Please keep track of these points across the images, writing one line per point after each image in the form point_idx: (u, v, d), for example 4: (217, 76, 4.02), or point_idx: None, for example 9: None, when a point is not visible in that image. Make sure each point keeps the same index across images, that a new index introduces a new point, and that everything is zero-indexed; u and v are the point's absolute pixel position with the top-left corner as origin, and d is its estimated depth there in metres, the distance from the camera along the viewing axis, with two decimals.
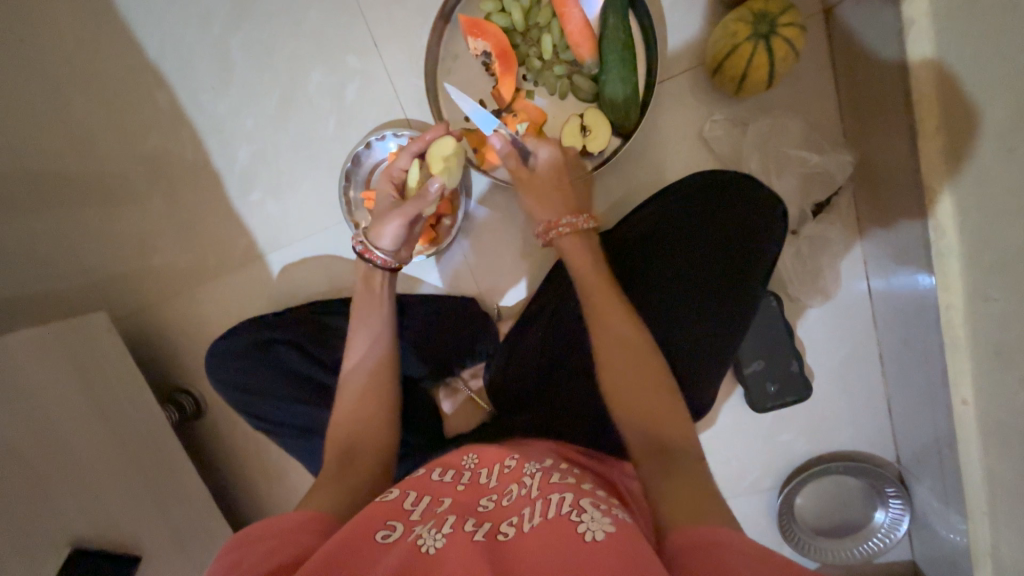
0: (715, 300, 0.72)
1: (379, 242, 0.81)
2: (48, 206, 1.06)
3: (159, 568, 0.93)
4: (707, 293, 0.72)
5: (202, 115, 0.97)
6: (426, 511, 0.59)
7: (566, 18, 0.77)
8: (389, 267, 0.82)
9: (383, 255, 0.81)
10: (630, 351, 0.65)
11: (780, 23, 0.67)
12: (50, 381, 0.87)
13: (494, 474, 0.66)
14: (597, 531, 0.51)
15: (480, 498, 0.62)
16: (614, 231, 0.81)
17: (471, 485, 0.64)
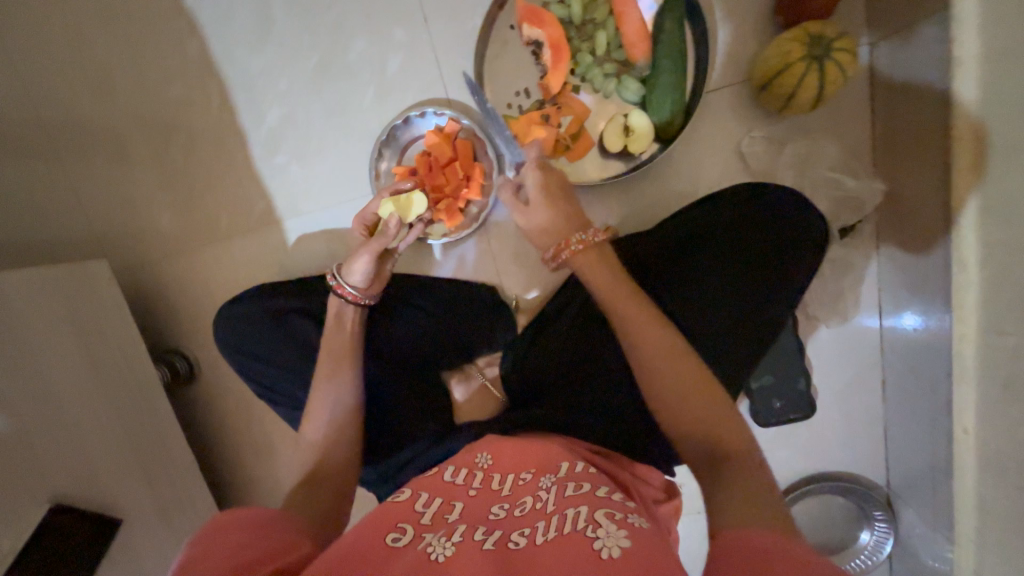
0: (749, 305, 0.70)
1: (350, 277, 0.79)
2: (56, 147, 1.01)
3: (137, 534, 0.89)
4: (743, 298, 0.70)
5: (233, 70, 0.94)
6: (436, 515, 0.59)
7: (624, 17, 0.77)
8: (359, 301, 0.79)
9: (353, 290, 0.78)
10: (655, 362, 0.61)
11: (835, 47, 0.68)
12: (43, 327, 0.82)
13: (507, 480, 0.64)
14: (613, 548, 0.50)
15: (492, 504, 0.61)
16: (653, 234, 0.80)
17: (482, 489, 0.63)
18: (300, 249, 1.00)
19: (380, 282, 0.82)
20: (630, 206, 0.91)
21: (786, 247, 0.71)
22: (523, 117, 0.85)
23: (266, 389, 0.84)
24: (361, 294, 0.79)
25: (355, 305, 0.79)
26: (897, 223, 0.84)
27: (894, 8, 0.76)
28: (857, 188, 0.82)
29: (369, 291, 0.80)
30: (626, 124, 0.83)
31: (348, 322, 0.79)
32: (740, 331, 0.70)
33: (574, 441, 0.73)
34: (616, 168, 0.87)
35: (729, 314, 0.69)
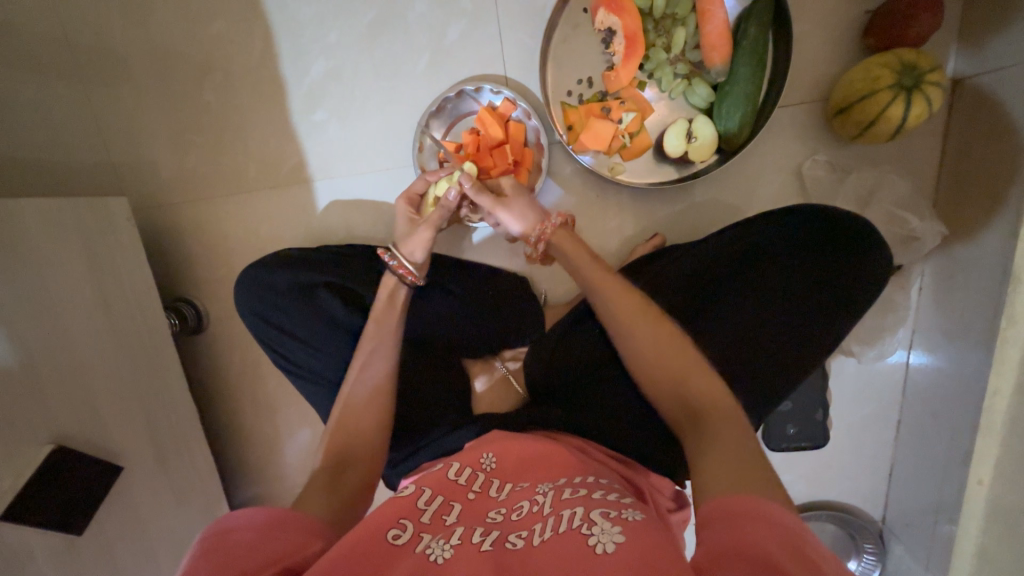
0: (799, 325, 0.67)
1: (409, 255, 0.78)
2: (82, 68, 0.95)
3: (137, 481, 0.87)
4: (789, 309, 0.67)
5: (281, 14, 0.88)
6: (436, 516, 0.59)
7: (708, 17, 0.73)
8: (418, 281, 0.77)
9: (412, 268, 0.77)
10: (683, 372, 0.59)
11: (926, 79, 0.66)
12: (59, 261, 0.79)
13: (505, 488, 0.64)
14: (607, 543, 0.49)
15: (488, 511, 0.60)
16: (685, 258, 0.78)
17: (481, 494, 0.63)
18: (329, 212, 0.96)
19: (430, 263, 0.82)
20: (678, 214, 0.89)
21: (821, 255, 0.69)
22: (583, 108, 0.81)
23: (287, 360, 0.83)
24: (420, 274, 0.78)
25: (413, 285, 0.78)
26: (947, 267, 0.82)
27: (990, 45, 0.72)
28: (920, 228, 0.79)
29: (424, 270, 0.79)
30: (690, 129, 0.79)
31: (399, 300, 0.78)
32: (782, 353, 0.66)
33: (590, 442, 0.73)
34: (669, 172, 0.85)
35: (777, 330, 0.67)
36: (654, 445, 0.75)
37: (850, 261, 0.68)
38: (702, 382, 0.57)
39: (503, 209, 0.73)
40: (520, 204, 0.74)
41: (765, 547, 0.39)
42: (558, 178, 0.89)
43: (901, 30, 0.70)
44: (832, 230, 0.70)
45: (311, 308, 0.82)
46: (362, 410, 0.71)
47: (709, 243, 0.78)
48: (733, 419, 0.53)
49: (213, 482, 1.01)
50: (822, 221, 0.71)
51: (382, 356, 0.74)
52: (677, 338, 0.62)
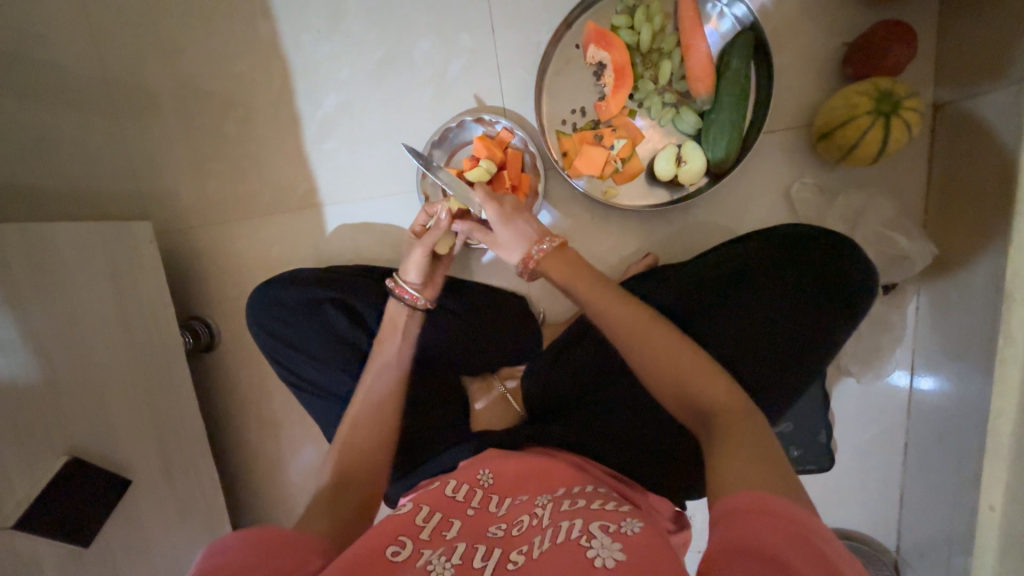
0: (782, 349, 0.67)
1: (407, 279, 0.85)
2: (118, 106, 1.04)
3: (143, 495, 0.89)
4: (774, 326, 0.68)
5: (299, 55, 0.96)
6: (435, 532, 0.60)
7: (691, 50, 0.78)
8: (417, 303, 0.84)
9: (412, 291, 0.84)
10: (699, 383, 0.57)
11: (903, 105, 0.69)
12: (85, 280, 0.84)
13: (504, 503, 0.65)
14: (607, 557, 0.50)
15: (489, 525, 0.61)
16: (675, 275, 0.78)
17: (479, 510, 0.64)
18: (338, 235, 1.01)
19: (435, 286, 0.88)
20: (672, 235, 0.91)
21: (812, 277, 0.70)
22: (576, 135, 0.86)
23: (293, 374, 0.86)
24: (419, 295, 0.85)
25: (413, 306, 0.85)
26: (943, 286, 0.83)
27: (964, 72, 0.75)
28: (910, 248, 0.80)
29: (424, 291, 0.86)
30: (679, 154, 0.83)
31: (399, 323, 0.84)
32: (763, 376, 0.67)
33: (588, 459, 0.74)
34: (662, 195, 0.88)
35: (761, 351, 0.68)
36: (649, 462, 0.76)
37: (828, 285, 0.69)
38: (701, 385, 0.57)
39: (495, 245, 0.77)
40: (511, 236, 0.75)
41: (775, 545, 0.41)
42: (554, 202, 0.93)
43: (878, 60, 0.74)
44: (811, 253, 0.71)
45: (318, 326, 0.85)
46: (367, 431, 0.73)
47: (697, 265, 0.78)
48: (736, 412, 0.54)
49: (217, 499, 1.03)
50: (803, 248, 0.72)
51: (384, 374, 0.80)
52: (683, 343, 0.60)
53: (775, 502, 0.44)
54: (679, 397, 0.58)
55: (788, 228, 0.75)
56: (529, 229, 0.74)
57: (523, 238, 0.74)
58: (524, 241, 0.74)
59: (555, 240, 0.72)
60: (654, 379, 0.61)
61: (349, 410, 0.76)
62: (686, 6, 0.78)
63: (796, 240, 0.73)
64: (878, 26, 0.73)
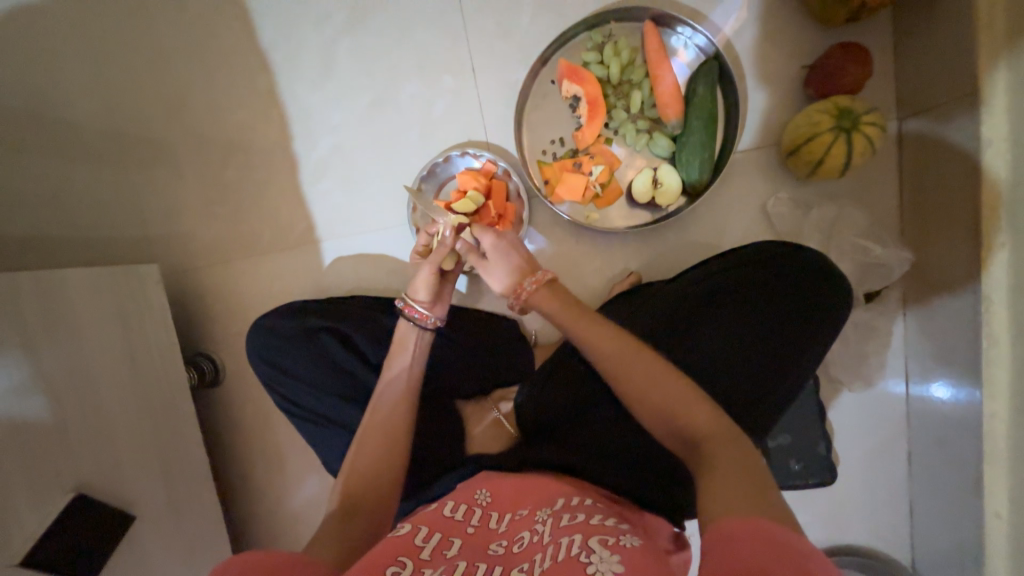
0: (756, 367, 0.69)
1: (416, 297, 0.81)
2: (128, 158, 1.11)
3: (147, 533, 0.90)
4: (748, 342, 0.70)
5: (295, 103, 1.03)
6: (436, 551, 0.60)
7: (659, 80, 0.83)
8: (429, 319, 0.81)
9: (421, 308, 0.81)
10: (683, 406, 0.59)
11: (862, 120, 0.72)
12: (95, 322, 0.88)
13: (505, 519, 0.66)
14: (606, 571, 0.51)
15: (490, 543, 0.62)
16: (661, 291, 0.80)
17: (480, 527, 0.64)
18: (334, 269, 1.05)
19: (444, 302, 0.84)
20: (655, 254, 0.94)
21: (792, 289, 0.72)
22: (556, 163, 0.90)
23: (293, 404, 0.88)
24: (430, 313, 0.82)
25: (424, 325, 0.81)
26: (925, 292, 0.84)
27: (922, 87, 0.79)
28: (884, 255, 0.83)
29: (436, 307, 0.82)
30: (655, 177, 0.86)
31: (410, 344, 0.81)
32: (738, 393, 0.69)
33: (581, 484, 0.73)
34: (642, 216, 0.91)
35: (735, 370, 0.69)
36: (642, 482, 0.76)
37: (808, 296, 0.71)
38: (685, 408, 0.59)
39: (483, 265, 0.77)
40: (501, 264, 0.75)
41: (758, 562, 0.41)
42: (539, 227, 0.97)
43: (835, 79, 0.77)
44: (790, 266, 0.74)
45: (315, 356, 0.87)
46: (373, 458, 0.73)
47: (676, 284, 0.81)
48: (722, 435, 0.56)
49: (221, 535, 1.03)
50: (775, 261, 0.75)
51: (387, 404, 0.78)
52: (658, 365, 0.64)
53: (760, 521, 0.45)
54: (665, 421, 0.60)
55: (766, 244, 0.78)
56: (518, 263, 0.75)
57: (512, 270, 0.75)
58: (515, 273, 0.74)
59: (543, 277, 0.72)
60: (636, 395, 0.63)
61: (360, 436, 0.76)
62: (651, 40, 0.83)
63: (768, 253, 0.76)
64: (834, 50, 0.77)
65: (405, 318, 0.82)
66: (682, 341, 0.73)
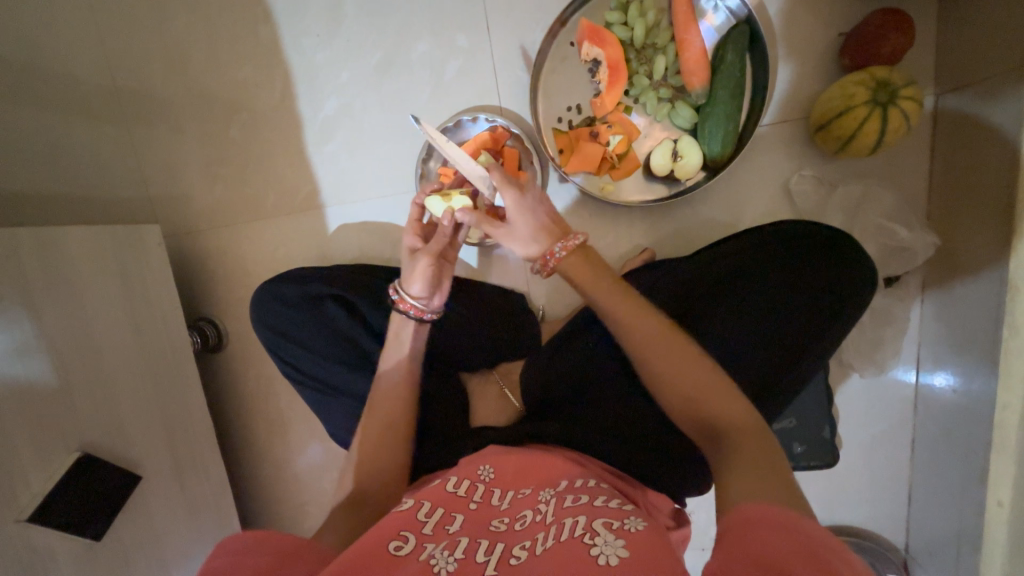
0: (772, 350, 0.67)
1: (411, 290, 0.77)
2: (125, 113, 1.07)
3: (154, 493, 0.92)
4: (766, 324, 0.68)
5: (299, 58, 0.98)
6: (438, 526, 0.60)
7: (685, 45, 0.78)
8: (424, 316, 0.77)
9: (416, 302, 0.77)
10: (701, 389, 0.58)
11: (900, 95, 0.68)
12: (96, 283, 0.87)
13: (507, 496, 0.65)
14: (610, 555, 0.50)
15: (492, 519, 0.61)
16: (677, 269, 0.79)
17: (482, 504, 0.64)
18: (340, 235, 1.03)
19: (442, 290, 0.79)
20: (670, 231, 0.91)
21: (814, 273, 0.69)
22: (572, 132, 0.86)
23: (298, 370, 0.88)
24: (425, 307, 0.78)
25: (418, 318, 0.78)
26: (946, 279, 0.82)
27: (964, 59, 0.74)
28: (910, 239, 0.80)
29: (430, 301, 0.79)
30: (675, 149, 0.83)
31: (404, 338, 0.79)
32: (755, 374, 0.67)
33: (587, 455, 0.74)
34: (660, 191, 0.88)
35: (751, 353, 0.67)
36: (648, 459, 0.76)
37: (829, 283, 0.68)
38: (710, 394, 0.57)
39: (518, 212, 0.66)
40: (528, 230, 0.66)
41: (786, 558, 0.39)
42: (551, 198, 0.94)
43: (875, 50, 0.73)
44: (812, 251, 0.71)
45: (318, 321, 0.86)
46: (381, 424, 0.74)
47: (683, 268, 0.78)
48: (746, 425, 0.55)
49: (226, 497, 1.05)
50: (786, 247, 0.72)
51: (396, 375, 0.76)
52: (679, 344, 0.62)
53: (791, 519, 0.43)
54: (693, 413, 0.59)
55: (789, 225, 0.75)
56: (548, 221, 0.67)
57: (540, 230, 0.66)
58: (546, 240, 0.66)
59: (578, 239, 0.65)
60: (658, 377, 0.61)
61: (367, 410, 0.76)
62: (679, 1, 0.78)
63: (776, 239, 0.73)
64: (874, 15, 0.72)
65: (398, 311, 0.78)
66: (700, 320, 0.72)
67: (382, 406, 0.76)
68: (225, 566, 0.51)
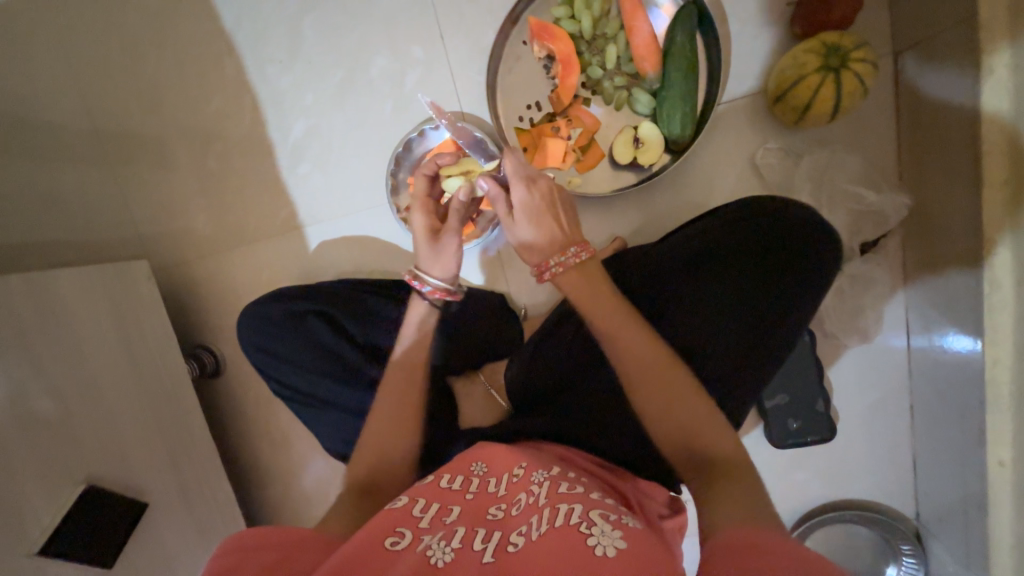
0: (743, 326, 0.67)
1: (432, 273, 0.77)
2: (106, 156, 1.11)
3: (162, 518, 0.94)
4: (731, 304, 0.67)
5: (264, 85, 1.01)
6: (434, 519, 0.60)
7: (634, 31, 0.79)
8: (450, 293, 0.77)
9: (440, 282, 0.76)
10: (683, 412, 0.59)
11: (851, 58, 0.67)
12: (87, 319, 0.89)
13: (503, 481, 0.65)
14: (607, 546, 0.51)
15: (489, 506, 0.62)
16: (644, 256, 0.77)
17: (478, 493, 0.64)
18: (320, 253, 1.05)
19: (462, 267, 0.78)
20: (642, 219, 0.91)
21: (779, 253, 0.68)
22: (533, 130, 0.87)
23: (287, 387, 0.89)
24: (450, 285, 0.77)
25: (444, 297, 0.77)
26: (923, 239, 0.80)
27: (918, 16, 0.74)
28: (878, 202, 0.80)
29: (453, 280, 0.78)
30: (636, 135, 0.83)
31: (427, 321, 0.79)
32: (729, 350, 0.67)
33: (572, 449, 0.74)
34: (627, 179, 0.87)
35: (723, 330, 0.67)
36: (633, 446, 0.76)
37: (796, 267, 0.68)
38: (687, 414, 0.58)
39: (529, 210, 0.66)
40: (532, 228, 0.66)
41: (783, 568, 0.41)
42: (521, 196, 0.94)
43: (824, 15, 0.72)
44: (778, 231, 0.70)
45: (302, 337, 0.88)
46: (389, 419, 0.74)
47: (667, 244, 0.76)
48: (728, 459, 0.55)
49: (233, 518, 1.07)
50: (782, 225, 0.70)
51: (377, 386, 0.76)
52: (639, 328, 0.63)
53: (775, 536, 0.45)
54: (669, 416, 0.59)
55: (759, 206, 0.72)
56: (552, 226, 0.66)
57: (542, 237, 0.66)
58: (546, 247, 0.66)
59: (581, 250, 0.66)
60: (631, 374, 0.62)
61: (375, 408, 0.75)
62: None
63: (775, 212, 0.71)
64: None
65: (421, 295, 0.78)
66: (666, 310, 0.71)
67: (389, 406, 0.74)
68: (234, 564, 0.53)
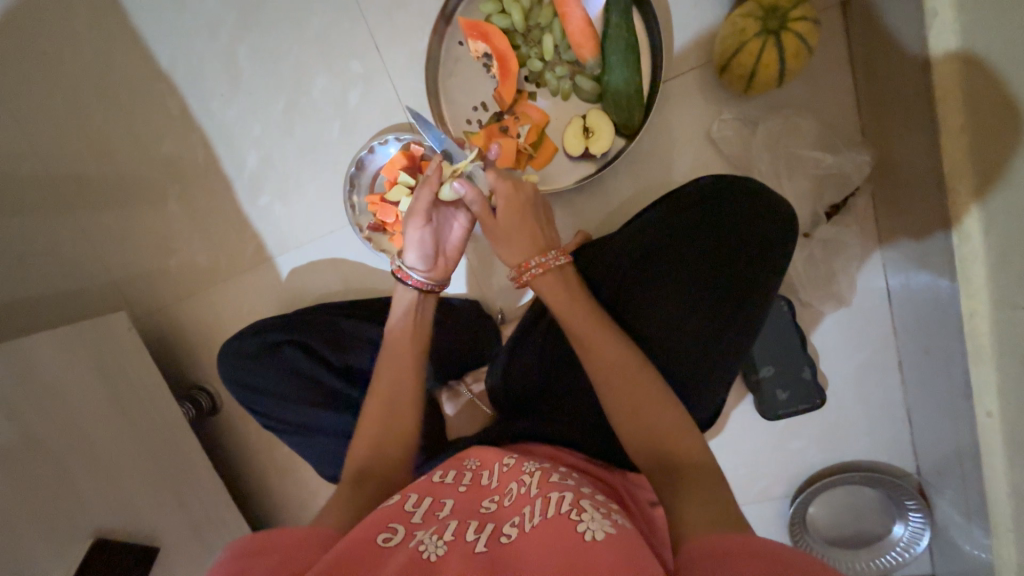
0: (708, 306, 0.66)
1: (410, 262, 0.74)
2: (67, 212, 1.11)
3: (176, 558, 0.97)
4: (695, 286, 0.67)
5: (212, 121, 1.00)
6: (427, 513, 0.56)
7: (566, 18, 0.76)
8: (424, 289, 0.75)
9: (417, 276, 0.74)
10: (652, 415, 0.58)
11: (791, 17, 0.64)
12: (71, 378, 0.91)
13: (495, 473, 0.63)
14: (596, 530, 0.50)
15: (481, 500, 0.59)
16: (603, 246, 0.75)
17: (471, 486, 0.61)
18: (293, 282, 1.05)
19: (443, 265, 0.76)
20: (606, 208, 0.89)
21: (738, 229, 0.68)
22: (483, 131, 0.82)
23: (272, 419, 0.90)
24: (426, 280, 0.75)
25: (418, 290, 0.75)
26: (890, 193, 0.79)
27: None
28: (836, 162, 0.80)
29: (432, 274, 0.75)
30: (586, 125, 0.81)
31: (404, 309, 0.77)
32: (701, 333, 0.66)
33: (560, 449, 0.72)
34: (584, 170, 0.85)
35: (689, 312, 0.66)
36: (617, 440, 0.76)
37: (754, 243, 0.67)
38: (654, 412, 0.58)
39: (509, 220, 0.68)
40: (514, 237, 0.68)
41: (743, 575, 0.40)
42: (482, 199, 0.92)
43: None
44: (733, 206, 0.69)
45: (279, 368, 0.88)
46: (376, 422, 0.70)
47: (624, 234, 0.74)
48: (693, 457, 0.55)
49: None
50: (738, 197, 0.69)
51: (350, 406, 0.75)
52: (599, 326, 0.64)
53: (746, 541, 0.43)
54: (637, 416, 0.59)
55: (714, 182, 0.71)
56: (530, 234, 0.68)
57: (524, 243, 0.68)
58: (527, 250, 0.68)
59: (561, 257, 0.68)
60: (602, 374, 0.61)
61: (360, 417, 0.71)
62: None
63: (726, 186, 0.70)
64: None
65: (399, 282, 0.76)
66: (632, 300, 0.69)
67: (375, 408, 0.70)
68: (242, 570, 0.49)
